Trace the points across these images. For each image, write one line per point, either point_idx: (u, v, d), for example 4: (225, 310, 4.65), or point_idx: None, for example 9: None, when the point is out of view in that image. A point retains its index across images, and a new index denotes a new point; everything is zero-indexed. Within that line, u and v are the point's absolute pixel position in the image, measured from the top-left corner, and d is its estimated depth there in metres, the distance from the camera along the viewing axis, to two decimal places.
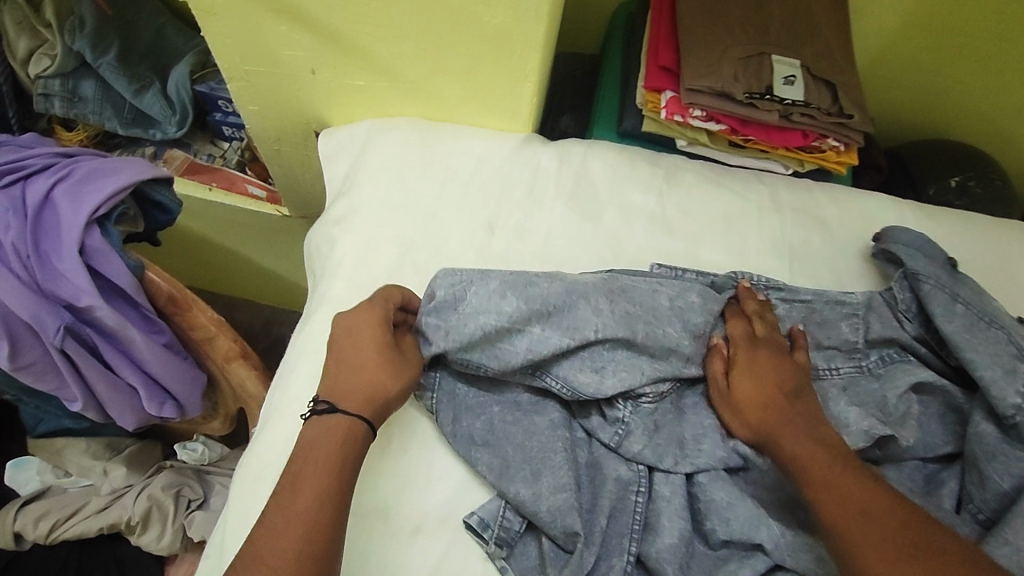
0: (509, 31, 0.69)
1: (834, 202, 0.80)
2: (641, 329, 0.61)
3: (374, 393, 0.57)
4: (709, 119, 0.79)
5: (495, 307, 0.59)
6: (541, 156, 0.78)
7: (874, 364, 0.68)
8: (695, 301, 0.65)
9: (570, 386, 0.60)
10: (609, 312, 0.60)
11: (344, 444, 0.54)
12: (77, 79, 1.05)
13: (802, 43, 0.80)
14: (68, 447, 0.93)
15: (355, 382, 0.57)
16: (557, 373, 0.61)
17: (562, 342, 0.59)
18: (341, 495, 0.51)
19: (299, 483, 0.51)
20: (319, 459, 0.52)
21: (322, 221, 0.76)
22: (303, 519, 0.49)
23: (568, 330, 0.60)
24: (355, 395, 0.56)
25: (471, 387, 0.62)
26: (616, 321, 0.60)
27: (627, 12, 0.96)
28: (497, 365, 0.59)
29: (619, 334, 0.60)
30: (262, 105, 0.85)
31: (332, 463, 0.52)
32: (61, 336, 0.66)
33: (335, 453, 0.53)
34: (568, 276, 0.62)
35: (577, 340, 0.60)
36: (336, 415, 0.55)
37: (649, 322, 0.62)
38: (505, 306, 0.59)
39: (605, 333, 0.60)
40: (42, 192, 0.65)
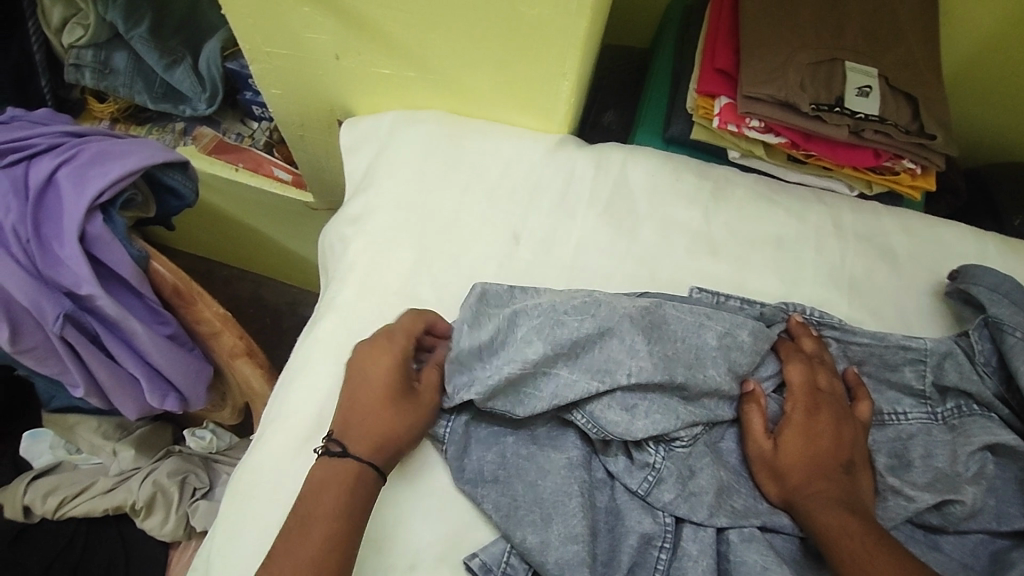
0: (549, 23, 0.62)
1: (905, 230, 0.71)
2: (680, 372, 0.55)
3: (382, 435, 0.53)
4: (767, 131, 0.71)
5: (519, 348, 0.54)
6: (577, 161, 0.72)
7: (948, 413, 0.60)
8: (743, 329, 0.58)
9: (592, 425, 0.55)
10: (647, 353, 0.54)
11: (354, 484, 0.51)
12: (109, 51, 1.02)
13: (881, 51, 0.71)
14: (80, 424, 0.87)
15: (371, 423, 0.53)
16: (586, 409, 0.55)
17: (588, 389, 0.53)
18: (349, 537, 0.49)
19: (307, 525, 0.48)
20: (327, 499, 0.49)
21: (338, 218, 0.71)
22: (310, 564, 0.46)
23: (597, 373, 0.54)
24: (365, 438, 0.53)
25: (482, 421, 0.57)
26: (654, 363, 0.54)
27: (684, 4, 0.88)
28: (522, 412, 0.54)
29: (655, 379, 0.53)
30: (287, 88, 0.81)
31: (343, 506, 0.50)
32: (60, 323, 0.63)
33: (347, 494, 0.50)
34: (606, 305, 0.55)
35: (607, 385, 0.53)
36: (347, 459, 0.52)
37: (688, 361, 0.56)
38: (534, 346, 0.53)
39: (637, 379, 0.53)
40: (46, 173, 0.62)
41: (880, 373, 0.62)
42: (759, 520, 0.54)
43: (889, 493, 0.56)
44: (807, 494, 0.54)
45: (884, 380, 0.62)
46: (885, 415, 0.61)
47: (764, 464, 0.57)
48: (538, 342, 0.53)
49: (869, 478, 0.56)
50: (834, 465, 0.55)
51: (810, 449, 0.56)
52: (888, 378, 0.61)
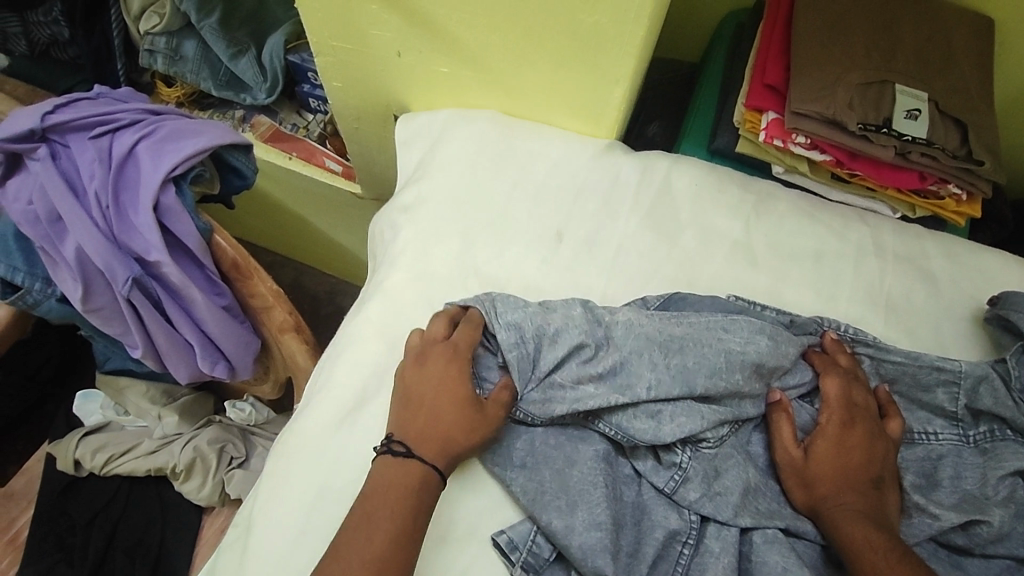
0: (605, 30, 0.64)
1: (947, 254, 0.72)
2: (702, 382, 0.56)
3: (445, 439, 0.54)
4: (812, 148, 0.72)
5: (577, 359, 0.57)
6: (622, 165, 0.74)
7: (979, 436, 0.60)
8: (767, 346, 0.59)
9: (612, 429, 0.56)
10: (665, 367, 0.57)
11: (419, 487, 0.52)
12: (181, 39, 1.09)
13: (932, 75, 0.71)
14: (130, 388, 0.93)
15: (437, 431, 0.54)
16: (611, 420, 0.56)
17: (611, 401, 0.55)
18: (412, 533, 0.50)
19: (374, 521, 0.49)
20: (393, 497, 0.51)
21: (389, 206, 0.75)
22: (378, 561, 0.48)
23: (618, 387, 0.56)
24: (432, 445, 0.53)
25: (505, 420, 0.58)
26: (671, 377, 0.56)
27: (735, 22, 0.90)
28: (542, 413, 0.56)
29: (674, 392, 0.56)
30: (347, 82, 0.85)
31: (407, 503, 0.51)
32: (129, 286, 0.67)
33: (411, 493, 0.51)
34: (630, 324, 0.59)
35: (628, 398, 0.56)
36: (411, 459, 0.53)
37: (714, 371, 0.57)
38: (587, 357, 0.57)
39: (657, 393, 0.56)
40: (127, 146, 0.67)
41: (911, 393, 0.62)
42: (783, 522, 0.56)
43: (914, 511, 0.57)
44: (834, 504, 0.55)
45: (914, 400, 0.62)
46: (914, 434, 0.61)
47: (794, 472, 0.57)
48: (587, 355, 0.57)
49: (896, 496, 0.57)
50: (864, 480, 0.56)
51: (841, 460, 0.57)
52: (920, 398, 0.62)
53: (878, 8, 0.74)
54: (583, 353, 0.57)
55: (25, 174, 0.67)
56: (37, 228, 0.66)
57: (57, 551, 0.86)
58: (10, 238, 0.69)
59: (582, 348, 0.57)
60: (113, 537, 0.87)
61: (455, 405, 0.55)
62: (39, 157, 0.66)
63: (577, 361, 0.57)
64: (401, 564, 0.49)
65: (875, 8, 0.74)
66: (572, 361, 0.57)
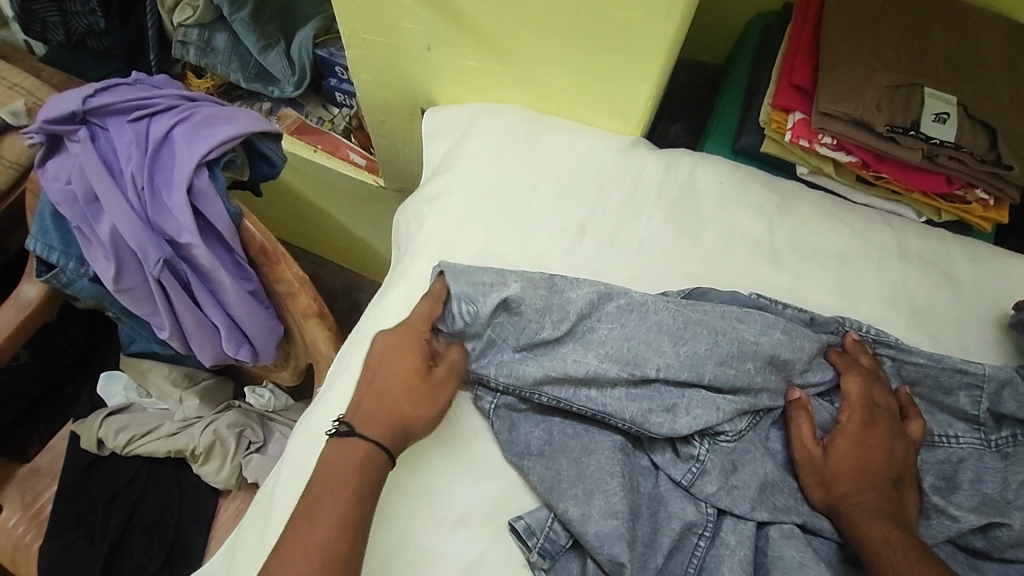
0: (634, 26, 0.65)
1: (972, 258, 0.71)
2: (710, 369, 0.57)
3: (394, 417, 0.54)
4: (838, 149, 0.72)
5: (539, 330, 0.58)
6: (646, 162, 0.74)
7: (1002, 440, 0.60)
8: (782, 338, 0.59)
9: (622, 414, 0.56)
10: (674, 352, 0.57)
11: (365, 470, 0.51)
12: (212, 31, 1.11)
13: (963, 79, 0.71)
14: (153, 369, 0.95)
15: (385, 405, 0.54)
16: (620, 413, 0.56)
17: (617, 375, 0.56)
18: (361, 518, 0.49)
19: (317, 510, 0.48)
20: (336, 486, 0.49)
21: (415, 197, 0.76)
22: (322, 546, 0.47)
23: (627, 364, 0.57)
24: (378, 421, 0.53)
25: (526, 409, 0.59)
26: (680, 362, 0.57)
27: (762, 24, 0.90)
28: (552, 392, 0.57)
29: (683, 375, 0.57)
30: (376, 75, 0.86)
31: (353, 488, 0.50)
32: (160, 267, 0.69)
33: (355, 477, 0.50)
34: (638, 308, 0.59)
35: (638, 376, 0.56)
36: (355, 439, 0.52)
37: (724, 359, 0.57)
38: (555, 326, 0.58)
39: (667, 374, 0.56)
40: (163, 130, 0.69)
41: (933, 395, 0.62)
42: (800, 518, 0.56)
43: (933, 513, 0.56)
44: (852, 503, 0.55)
45: (935, 403, 0.62)
46: (935, 437, 0.61)
47: (811, 469, 0.57)
48: (559, 327, 0.58)
49: (915, 496, 0.56)
50: (883, 479, 0.56)
51: (860, 459, 0.57)
52: (942, 401, 0.61)
53: (909, 11, 0.74)
54: (553, 326, 0.58)
55: (64, 155, 0.70)
56: (74, 208, 0.68)
57: (78, 527, 0.86)
58: (48, 218, 0.71)
59: (564, 329, 0.58)
60: (133, 516, 0.87)
61: (410, 377, 0.55)
62: (79, 139, 0.69)
63: (546, 333, 0.58)
64: (349, 548, 0.48)
65: (906, 11, 0.74)
66: (535, 328, 0.58)
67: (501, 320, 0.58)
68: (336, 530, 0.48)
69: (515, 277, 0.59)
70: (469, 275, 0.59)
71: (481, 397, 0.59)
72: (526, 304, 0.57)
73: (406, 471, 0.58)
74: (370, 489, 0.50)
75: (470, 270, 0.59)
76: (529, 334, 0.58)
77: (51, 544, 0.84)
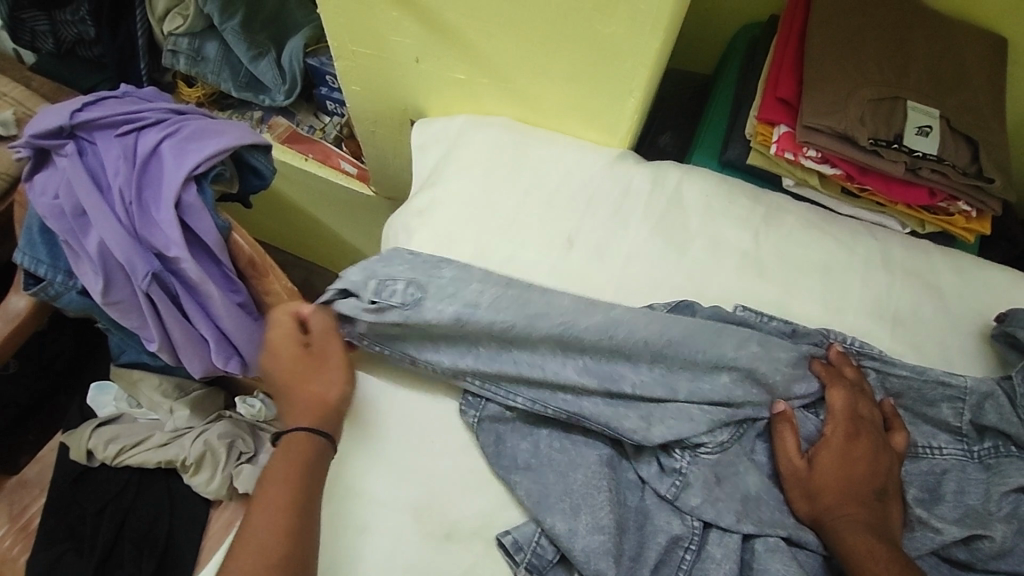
0: (621, 41, 0.66)
1: (956, 270, 0.72)
2: (684, 386, 0.58)
3: (319, 405, 0.57)
4: (823, 161, 0.73)
5: (462, 299, 0.58)
6: (633, 175, 0.75)
7: (984, 452, 0.61)
8: (758, 351, 0.60)
9: (597, 424, 0.57)
10: (649, 369, 0.59)
11: (306, 460, 0.54)
12: (203, 40, 1.11)
13: (945, 93, 0.72)
14: (144, 380, 0.94)
15: (301, 395, 0.57)
16: (588, 420, 0.57)
17: (592, 388, 0.57)
18: (306, 500, 0.52)
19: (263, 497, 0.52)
20: (281, 475, 0.53)
21: (403, 209, 0.76)
22: (269, 531, 0.50)
23: (603, 379, 0.58)
24: (304, 411, 0.56)
25: (514, 427, 0.59)
26: (654, 378, 0.58)
27: (749, 36, 0.91)
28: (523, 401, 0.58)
29: (657, 392, 0.58)
30: (365, 86, 0.87)
31: (295, 472, 0.53)
32: (148, 281, 0.69)
33: (298, 462, 0.54)
34: (625, 323, 0.58)
35: (610, 391, 0.57)
36: (291, 434, 0.55)
37: (696, 375, 0.59)
38: (485, 302, 0.58)
39: (641, 390, 0.58)
40: (151, 144, 0.69)
41: (916, 407, 0.63)
42: (785, 531, 0.56)
43: (917, 525, 0.57)
44: (836, 515, 0.56)
45: (919, 415, 0.63)
46: (919, 448, 0.61)
47: (797, 481, 0.58)
48: (489, 302, 0.58)
49: (899, 508, 0.57)
50: (867, 492, 0.57)
51: (845, 472, 0.57)
52: (925, 413, 0.62)
53: (892, 25, 0.75)
54: (477, 299, 0.58)
55: (52, 169, 0.70)
56: (62, 222, 0.68)
57: (68, 540, 0.86)
58: (36, 230, 0.71)
59: (503, 313, 0.57)
60: (123, 527, 0.87)
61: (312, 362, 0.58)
62: (66, 153, 0.68)
63: (453, 310, 0.57)
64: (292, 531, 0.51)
65: (890, 25, 0.75)
66: (447, 295, 0.58)
67: (398, 284, 0.58)
68: (284, 511, 0.51)
69: (443, 261, 0.60)
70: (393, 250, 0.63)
71: (465, 410, 0.60)
72: (443, 281, 0.59)
73: (394, 485, 0.58)
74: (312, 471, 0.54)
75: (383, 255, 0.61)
76: (461, 308, 0.57)
77: (40, 556, 0.84)
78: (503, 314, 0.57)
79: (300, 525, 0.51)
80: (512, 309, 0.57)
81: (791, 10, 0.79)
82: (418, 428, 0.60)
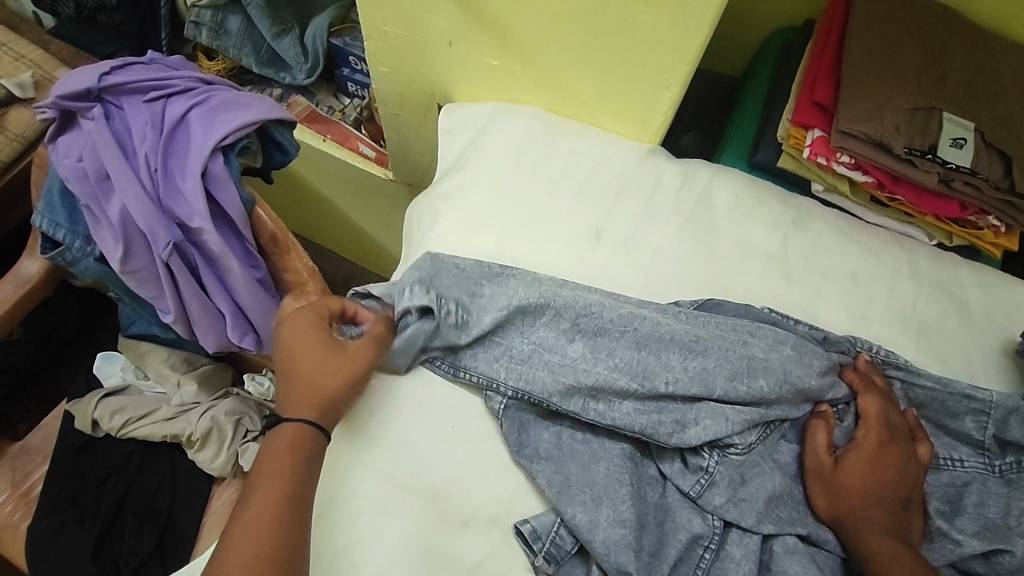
0: (662, 33, 0.65)
1: (982, 284, 0.72)
2: (720, 385, 0.57)
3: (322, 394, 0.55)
4: (855, 168, 0.73)
5: (503, 303, 0.59)
6: (664, 170, 0.74)
7: (1006, 466, 0.60)
8: (791, 354, 0.59)
9: (630, 427, 0.56)
10: (682, 367, 0.57)
11: (299, 447, 0.52)
12: (226, 13, 1.09)
13: (981, 105, 0.71)
14: (152, 352, 0.93)
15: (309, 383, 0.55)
16: (614, 415, 0.56)
17: (627, 387, 0.56)
18: (300, 494, 0.50)
19: (255, 494, 0.49)
20: (273, 464, 0.51)
21: (429, 193, 0.75)
22: (263, 521, 0.48)
23: (637, 376, 0.57)
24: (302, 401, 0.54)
25: (541, 418, 0.59)
26: (689, 376, 0.57)
27: (782, 39, 0.90)
28: (556, 394, 0.56)
29: (692, 391, 0.56)
30: (393, 67, 0.86)
31: (286, 467, 0.51)
32: (169, 251, 0.67)
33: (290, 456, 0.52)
34: (649, 320, 0.59)
35: (647, 389, 0.56)
36: (284, 424, 0.53)
37: (734, 374, 0.57)
38: (522, 309, 0.59)
39: (675, 388, 0.56)
40: (180, 111, 0.68)
41: (939, 418, 0.62)
42: (804, 530, 0.56)
43: (937, 536, 0.57)
44: (858, 517, 0.55)
45: (941, 426, 0.63)
46: (940, 459, 0.61)
47: (821, 479, 0.58)
48: (524, 309, 0.59)
49: (919, 519, 0.58)
50: (893, 499, 0.57)
51: (872, 476, 0.57)
52: (948, 424, 0.62)
53: (931, 36, 0.75)
54: (513, 306, 0.59)
55: (76, 131, 0.68)
56: (85, 185, 0.67)
57: (69, 508, 0.85)
58: (56, 194, 0.70)
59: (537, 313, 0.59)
60: (126, 499, 0.86)
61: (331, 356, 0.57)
62: (93, 117, 0.67)
63: (498, 318, 0.58)
64: (287, 520, 0.49)
65: (927, 36, 0.75)
66: (491, 309, 0.59)
67: (450, 303, 0.60)
68: (275, 501, 0.49)
69: (485, 280, 0.62)
70: (437, 259, 0.63)
71: (490, 396, 0.59)
72: (485, 300, 0.61)
73: (413, 468, 0.57)
74: (307, 465, 0.52)
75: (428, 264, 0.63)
76: (501, 318, 0.58)
77: (42, 524, 0.83)
78: (536, 327, 0.59)
79: (289, 514, 0.49)
80: (542, 309, 0.59)
81: (829, 15, 0.79)
82: (444, 413, 0.59)
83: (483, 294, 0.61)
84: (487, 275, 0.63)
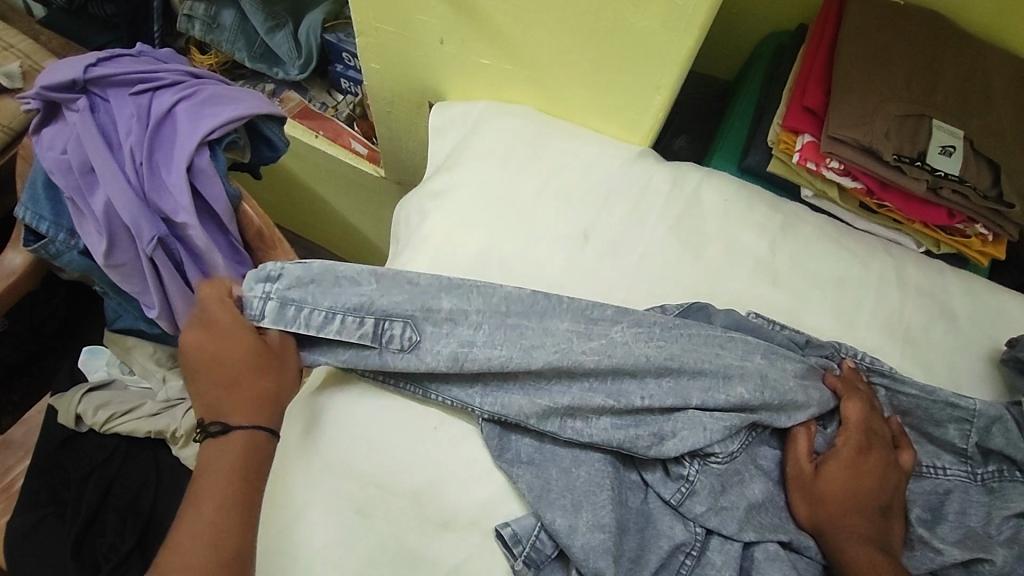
0: (654, 35, 0.65)
1: (969, 292, 0.72)
2: (696, 394, 0.57)
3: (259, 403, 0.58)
4: (845, 173, 0.73)
5: (458, 335, 0.57)
6: (654, 173, 0.74)
7: (988, 475, 0.61)
8: (763, 362, 0.59)
9: (610, 443, 0.56)
10: (658, 380, 0.57)
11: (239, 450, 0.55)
12: (219, 7, 1.09)
13: (972, 113, 0.71)
14: (137, 348, 0.91)
15: (240, 396, 0.57)
16: (587, 429, 0.56)
17: (603, 404, 0.56)
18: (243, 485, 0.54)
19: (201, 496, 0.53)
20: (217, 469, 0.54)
21: (418, 191, 0.75)
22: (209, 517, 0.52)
23: (613, 393, 0.57)
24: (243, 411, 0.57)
25: (525, 435, 0.58)
26: (664, 390, 0.57)
27: (776, 43, 0.90)
28: (529, 411, 0.56)
29: (668, 402, 0.56)
30: (385, 64, 0.85)
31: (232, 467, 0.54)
32: (154, 245, 0.67)
33: (239, 461, 0.55)
34: (620, 345, 0.57)
35: (623, 404, 0.56)
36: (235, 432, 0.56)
37: (709, 385, 0.57)
38: (483, 338, 0.57)
39: (652, 402, 0.56)
40: (167, 105, 0.67)
41: (923, 426, 0.62)
42: (786, 537, 0.56)
43: (918, 544, 0.57)
44: (838, 525, 0.56)
45: (925, 434, 0.63)
46: (923, 467, 0.62)
47: (800, 485, 0.58)
48: (485, 337, 0.57)
49: (902, 526, 0.58)
50: (873, 507, 0.57)
51: (852, 484, 0.57)
52: (931, 432, 0.62)
53: (923, 44, 0.75)
54: (473, 338, 0.57)
55: (61, 123, 0.67)
56: (68, 178, 0.66)
57: (50, 504, 0.84)
58: (40, 186, 0.69)
59: (496, 344, 0.57)
60: (108, 495, 0.85)
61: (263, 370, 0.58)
62: (77, 109, 0.66)
63: (452, 350, 0.57)
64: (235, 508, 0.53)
65: (919, 43, 0.75)
66: (444, 337, 0.57)
67: (395, 326, 0.57)
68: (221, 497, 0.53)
69: (442, 290, 0.59)
70: (381, 274, 0.58)
71: (469, 407, 0.57)
72: (440, 320, 0.58)
73: (396, 470, 0.57)
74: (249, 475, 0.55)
75: (354, 278, 0.58)
76: (457, 348, 0.57)
77: (21, 520, 0.83)
78: (498, 349, 0.56)
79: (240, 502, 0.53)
80: (506, 343, 0.57)
81: (821, 23, 0.79)
82: (430, 416, 0.59)
83: (441, 311, 0.58)
84: (442, 286, 0.59)
